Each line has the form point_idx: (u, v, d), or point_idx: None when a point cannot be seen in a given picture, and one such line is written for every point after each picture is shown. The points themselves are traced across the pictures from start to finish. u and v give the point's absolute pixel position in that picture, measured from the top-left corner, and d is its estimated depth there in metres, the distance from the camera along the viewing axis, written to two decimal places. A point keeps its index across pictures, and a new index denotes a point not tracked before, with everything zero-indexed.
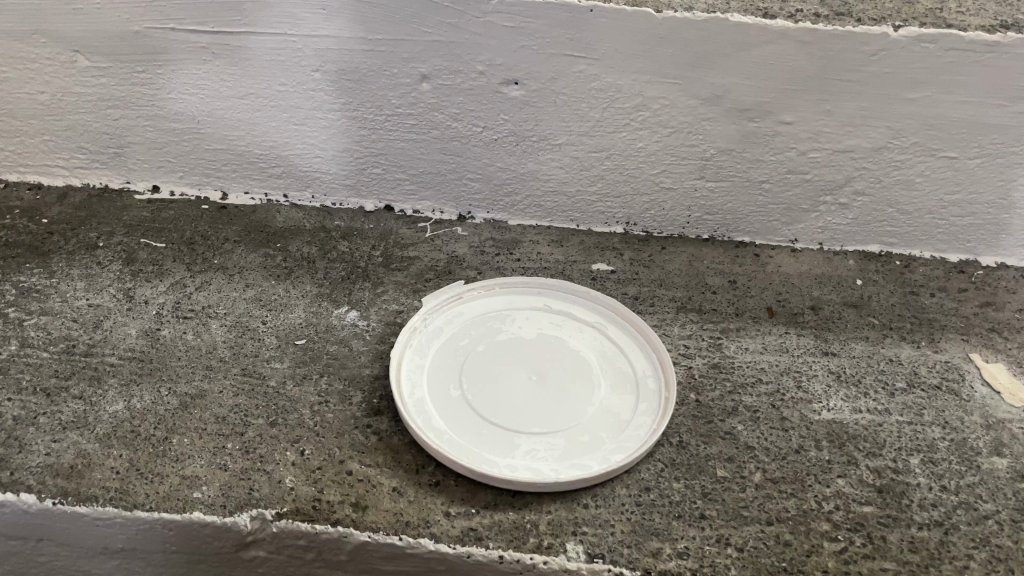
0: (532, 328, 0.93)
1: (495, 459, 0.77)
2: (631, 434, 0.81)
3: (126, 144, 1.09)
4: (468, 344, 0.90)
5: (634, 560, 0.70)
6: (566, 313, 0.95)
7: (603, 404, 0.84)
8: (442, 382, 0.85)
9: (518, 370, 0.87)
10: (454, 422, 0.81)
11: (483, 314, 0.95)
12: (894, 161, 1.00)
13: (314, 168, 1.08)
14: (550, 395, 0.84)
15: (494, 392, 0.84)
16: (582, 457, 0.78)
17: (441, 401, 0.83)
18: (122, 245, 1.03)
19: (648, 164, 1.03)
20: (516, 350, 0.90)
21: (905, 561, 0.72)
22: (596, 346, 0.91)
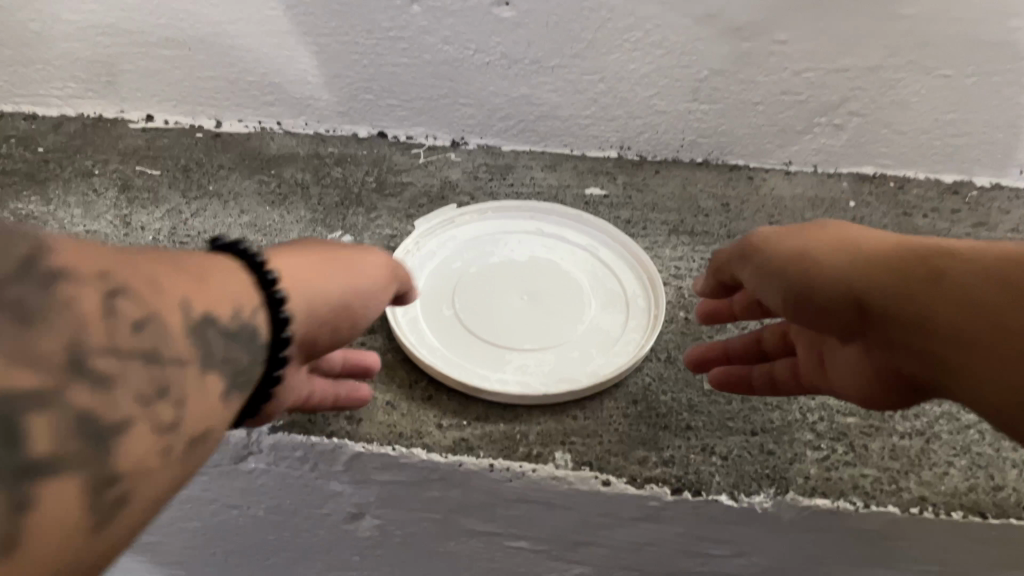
0: (525, 250, 0.94)
1: (485, 373, 0.79)
2: (621, 350, 0.82)
3: (119, 72, 1.09)
4: (462, 265, 0.91)
5: (621, 467, 0.73)
6: (559, 236, 0.96)
7: (594, 324, 0.85)
8: (435, 303, 0.86)
9: (511, 291, 0.88)
10: (446, 340, 0.82)
11: (476, 238, 0.95)
12: (889, 80, 0.99)
13: (307, 96, 1.08)
14: (541, 314, 0.85)
15: (486, 312, 0.85)
16: (571, 371, 0.79)
17: (434, 321, 0.84)
18: (118, 172, 1.04)
19: (641, 86, 1.02)
20: (509, 272, 0.90)
21: (885, 468, 0.73)
22: (588, 268, 0.92)
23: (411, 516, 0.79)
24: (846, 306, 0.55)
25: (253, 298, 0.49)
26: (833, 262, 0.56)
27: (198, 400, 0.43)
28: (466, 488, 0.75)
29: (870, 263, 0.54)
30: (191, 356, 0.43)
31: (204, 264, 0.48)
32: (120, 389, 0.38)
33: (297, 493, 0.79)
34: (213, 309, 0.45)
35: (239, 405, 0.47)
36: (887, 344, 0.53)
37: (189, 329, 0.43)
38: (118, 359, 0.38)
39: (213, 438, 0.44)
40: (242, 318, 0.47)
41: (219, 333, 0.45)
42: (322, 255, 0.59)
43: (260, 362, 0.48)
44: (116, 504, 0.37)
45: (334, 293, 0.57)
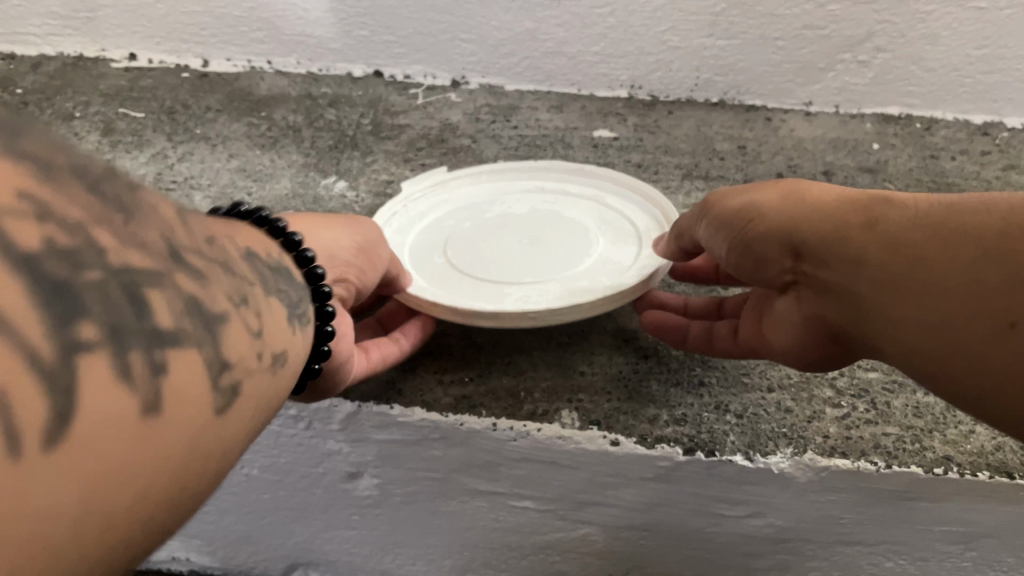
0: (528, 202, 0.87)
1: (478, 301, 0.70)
2: (636, 272, 0.73)
3: (99, 7, 1.03)
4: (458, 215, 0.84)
5: (631, 425, 0.69)
6: (565, 188, 0.89)
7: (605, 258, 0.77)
8: (425, 254, 0.79)
9: (512, 237, 0.81)
10: (439, 283, 0.74)
11: (471, 198, 0.89)
12: (918, 13, 0.93)
13: (299, 33, 1.02)
14: (542, 252, 0.78)
15: (480, 254, 0.78)
16: (580, 294, 0.70)
17: (425, 270, 0.77)
18: (100, 115, 0.98)
19: (654, 19, 0.96)
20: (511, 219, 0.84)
21: (908, 426, 0.70)
22: (598, 216, 0.85)
23: (411, 475, 0.76)
24: (786, 251, 0.54)
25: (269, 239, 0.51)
26: (774, 204, 0.56)
27: (273, 319, 0.40)
28: (467, 448, 0.72)
29: (815, 204, 0.54)
30: (257, 277, 0.41)
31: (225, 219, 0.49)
32: (218, 285, 0.35)
33: (292, 451, 0.76)
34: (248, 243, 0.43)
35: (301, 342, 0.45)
36: (817, 289, 0.52)
37: (244, 255, 0.41)
38: (209, 258, 0.35)
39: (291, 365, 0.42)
40: (275, 257, 0.46)
41: (262, 265, 0.43)
42: (306, 215, 0.64)
43: (302, 298, 0.47)
44: (232, 398, 0.34)
45: (331, 241, 0.62)
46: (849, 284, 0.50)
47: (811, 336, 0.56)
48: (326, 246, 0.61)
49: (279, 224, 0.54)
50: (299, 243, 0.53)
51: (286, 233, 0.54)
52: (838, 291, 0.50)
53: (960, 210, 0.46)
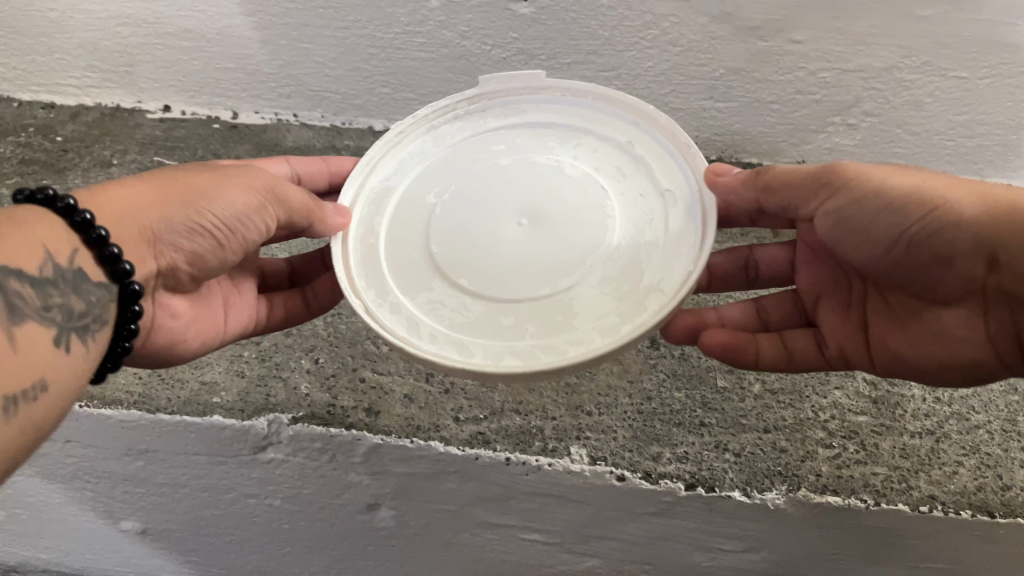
0: (518, 152, 0.75)
1: (462, 302, 0.67)
2: (557, 344, 0.63)
3: (137, 62, 1.09)
4: (496, 138, 0.77)
5: (635, 462, 0.74)
6: (561, 130, 0.76)
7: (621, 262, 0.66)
8: (428, 183, 0.75)
9: (494, 213, 0.71)
10: (401, 235, 0.72)
11: (538, 130, 0.77)
12: (903, 81, 0.99)
13: (324, 88, 1.09)
14: (535, 244, 0.68)
15: (460, 231, 0.71)
16: (474, 341, 0.65)
17: (412, 205, 0.74)
18: (136, 162, 1.08)
19: (658, 83, 1.03)
20: (499, 184, 0.73)
21: (895, 467, 0.74)
22: (608, 166, 0.73)
23: (425, 507, 0.81)
24: (981, 258, 0.62)
25: (61, 239, 0.61)
26: (959, 212, 0.62)
27: (42, 335, 0.56)
28: (480, 481, 0.77)
29: (1005, 214, 0.61)
30: (27, 302, 0.56)
31: (5, 217, 0.59)
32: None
33: (313, 483, 0.81)
34: (18, 266, 0.57)
35: (95, 344, 0.61)
36: (1010, 296, 0.63)
37: (10, 286, 0.55)
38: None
39: (79, 365, 0.59)
40: (56, 266, 0.59)
41: (31, 283, 0.57)
42: (156, 188, 0.68)
43: (79, 306, 0.60)
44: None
45: (162, 222, 0.67)
46: None
47: (987, 345, 0.67)
48: (144, 233, 0.66)
49: (83, 217, 0.62)
50: (101, 239, 0.62)
51: (89, 226, 0.62)
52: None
53: None
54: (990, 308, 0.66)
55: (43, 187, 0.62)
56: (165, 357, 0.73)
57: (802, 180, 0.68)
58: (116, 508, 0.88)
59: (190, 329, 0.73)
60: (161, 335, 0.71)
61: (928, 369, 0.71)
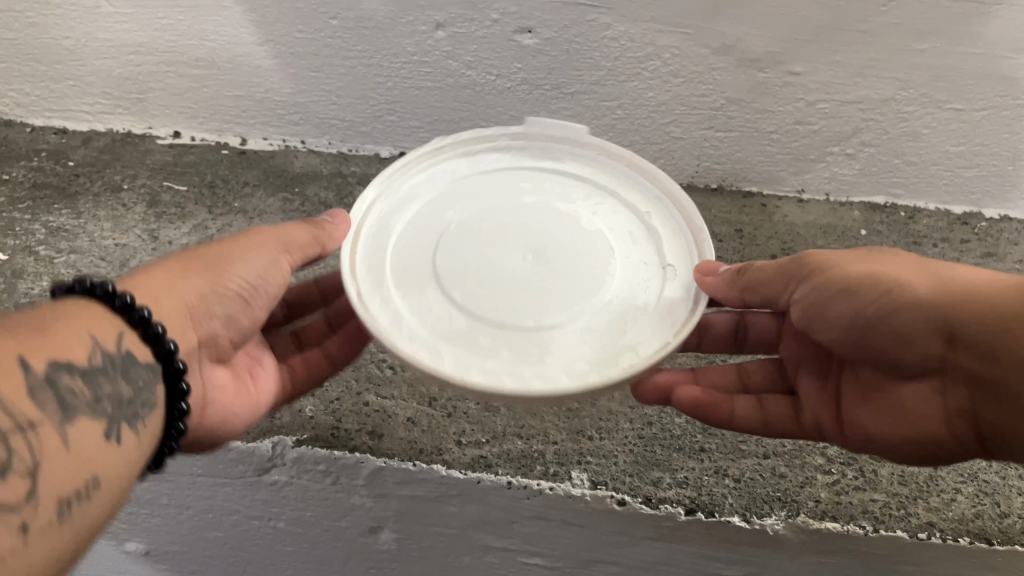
0: (543, 193, 0.77)
1: (444, 317, 0.67)
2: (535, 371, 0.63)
3: (149, 89, 1.12)
4: (526, 176, 0.79)
5: (636, 487, 0.74)
6: (590, 185, 0.78)
7: (615, 314, 0.68)
8: (449, 200, 0.76)
9: (505, 243, 0.72)
10: (408, 239, 0.73)
11: (572, 177, 0.79)
12: (901, 113, 1.01)
13: (332, 116, 1.11)
14: (539, 276, 0.69)
15: (468, 250, 0.71)
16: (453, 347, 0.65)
17: (429, 217, 0.75)
18: (146, 187, 1.07)
19: (659, 113, 1.05)
20: (516, 220, 0.74)
21: (894, 493, 0.75)
22: (621, 230, 0.75)
23: (427, 531, 0.81)
24: (939, 336, 0.62)
25: (105, 323, 0.57)
26: (914, 292, 0.62)
27: (95, 431, 0.53)
28: (482, 504, 0.77)
29: (959, 295, 0.61)
30: (78, 395, 0.52)
31: (52, 310, 0.56)
32: (12, 440, 0.47)
33: (316, 505, 0.81)
34: (69, 358, 0.53)
35: (145, 429, 0.58)
36: (970, 378, 0.62)
37: (62, 379, 0.52)
38: (9, 420, 0.47)
39: (131, 456, 0.55)
40: (106, 352, 0.56)
41: (82, 374, 0.53)
42: (175, 265, 0.67)
43: (127, 394, 0.57)
44: (54, 518, 0.48)
45: (197, 296, 0.66)
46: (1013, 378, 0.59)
47: (947, 428, 0.66)
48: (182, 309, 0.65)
49: (123, 299, 0.59)
50: (145, 319, 0.59)
51: (131, 309, 0.59)
52: (995, 382, 0.60)
53: None
54: (950, 388, 0.65)
55: (81, 277, 0.59)
56: (219, 439, 0.71)
57: (770, 276, 0.70)
58: (119, 529, 0.89)
59: (238, 403, 0.72)
60: (218, 411, 0.69)
61: (902, 451, 0.70)
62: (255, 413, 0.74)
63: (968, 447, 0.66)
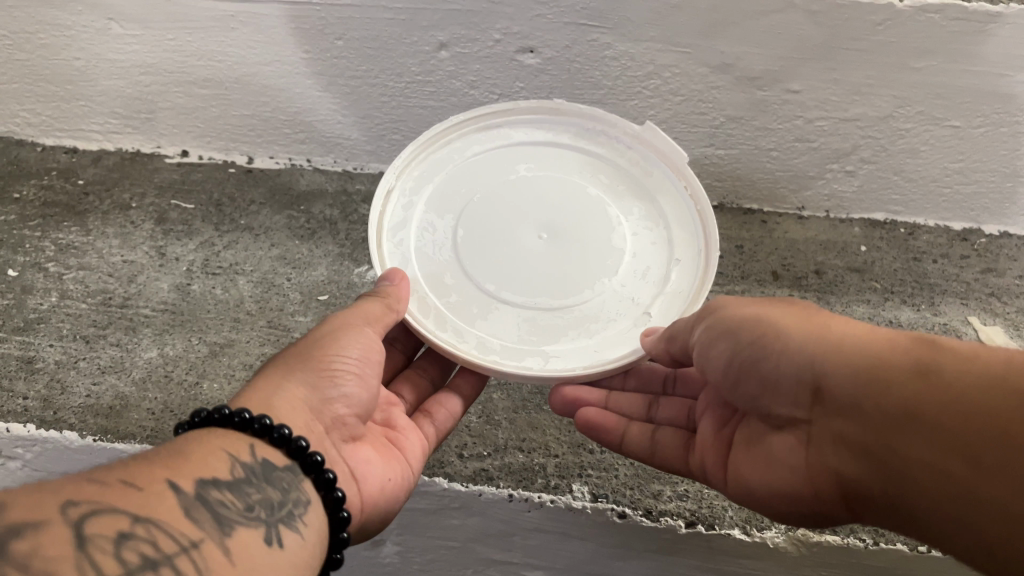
0: (609, 193, 0.81)
1: (428, 261, 0.76)
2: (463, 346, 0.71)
3: (158, 109, 1.14)
4: (601, 180, 0.82)
5: (636, 500, 0.75)
6: (658, 208, 0.81)
7: (575, 322, 0.74)
8: (521, 161, 0.83)
9: (530, 220, 0.78)
10: (454, 188, 0.80)
11: (640, 200, 0.81)
12: (899, 129, 1.02)
13: (337, 134, 1.13)
14: (534, 263, 0.76)
15: (495, 221, 0.78)
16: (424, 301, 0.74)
17: (498, 173, 0.82)
18: (154, 205, 1.09)
19: (659, 131, 1.07)
20: (561, 215, 0.79)
21: None
22: (642, 258, 0.78)
23: (429, 543, 0.82)
24: (809, 390, 0.58)
25: (236, 441, 0.57)
26: (789, 341, 0.59)
27: (254, 538, 0.51)
28: (485, 517, 0.78)
29: (836, 346, 0.56)
30: (230, 507, 0.51)
31: (184, 440, 0.55)
32: (177, 561, 0.46)
33: None
34: (211, 475, 0.52)
35: (307, 529, 0.56)
36: (839, 440, 0.56)
37: (212, 495, 0.51)
38: (170, 541, 0.46)
39: (297, 558, 0.53)
40: (244, 464, 0.55)
41: (228, 490, 0.52)
42: (279, 373, 0.64)
43: (277, 497, 0.55)
44: None
45: (308, 392, 0.63)
46: (885, 441, 0.53)
47: (808, 486, 0.60)
48: (301, 411, 0.62)
49: (241, 415, 0.58)
50: (268, 425, 0.58)
51: (251, 421, 0.58)
52: (882, 447, 0.53)
53: (947, 373, 0.51)
54: (813, 440, 0.59)
55: (197, 410, 0.58)
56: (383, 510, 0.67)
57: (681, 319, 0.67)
58: None
59: (390, 472, 0.68)
60: (373, 484, 0.65)
61: (764, 507, 0.64)
62: (401, 481, 0.69)
63: (821, 509, 0.60)
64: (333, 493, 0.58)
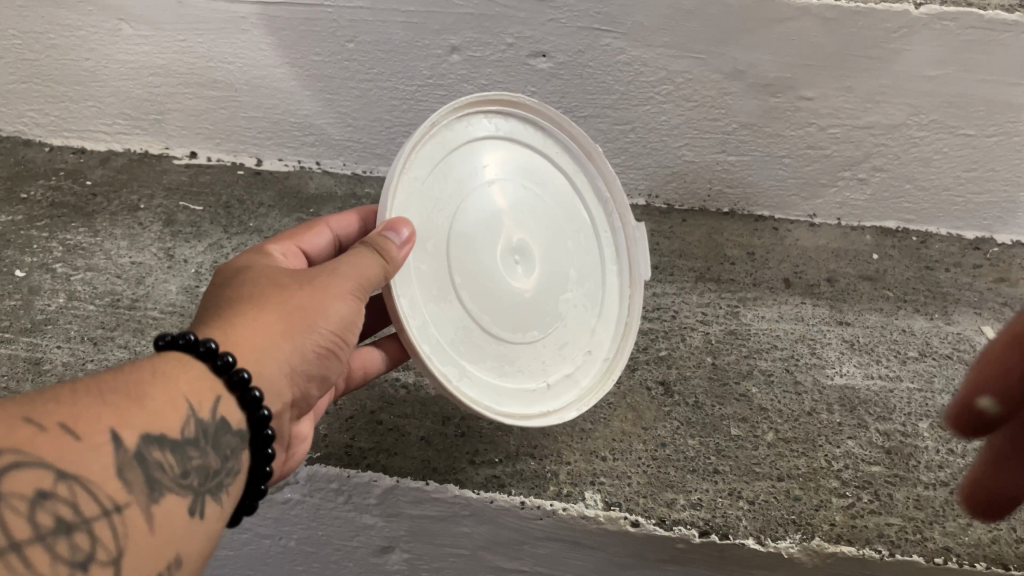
0: (578, 254, 0.82)
1: (429, 213, 0.68)
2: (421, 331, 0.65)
3: (167, 110, 1.13)
4: (573, 238, 0.82)
5: (650, 508, 0.74)
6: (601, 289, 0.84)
7: (494, 358, 0.72)
8: (531, 169, 0.80)
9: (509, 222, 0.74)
10: (479, 154, 0.74)
11: (591, 280, 0.83)
12: (913, 138, 1.01)
13: (346, 138, 1.12)
14: (498, 276, 0.72)
15: (489, 208, 0.73)
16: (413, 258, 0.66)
17: (515, 167, 0.78)
18: (162, 207, 1.08)
19: (671, 137, 1.06)
20: (532, 236, 0.76)
21: (910, 517, 0.74)
22: (563, 335, 0.79)
23: (438, 551, 0.82)
24: None
25: (202, 389, 0.53)
26: None
27: (181, 509, 0.49)
28: (495, 525, 0.77)
29: None
30: (166, 471, 0.48)
31: (147, 370, 0.51)
32: (94, 526, 0.43)
33: (328, 524, 0.81)
34: (162, 429, 0.49)
35: (227, 499, 0.54)
36: None
37: (152, 455, 0.48)
38: (93, 505, 0.43)
39: (211, 530, 0.52)
40: (198, 421, 0.52)
41: (173, 450, 0.49)
42: (264, 320, 0.59)
43: (214, 463, 0.53)
44: None
45: (293, 354, 0.60)
46: None
47: None
48: (283, 370, 0.60)
49: (225, 359, 0.55)
50: (245, 381, 0.55)
51: (230, 368, 0.55)
52: None
53: None
54: None
55: (185, 331, 0.54)
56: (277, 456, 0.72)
57: None
58: None
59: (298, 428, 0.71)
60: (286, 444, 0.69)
61: None
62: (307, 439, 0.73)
63: None
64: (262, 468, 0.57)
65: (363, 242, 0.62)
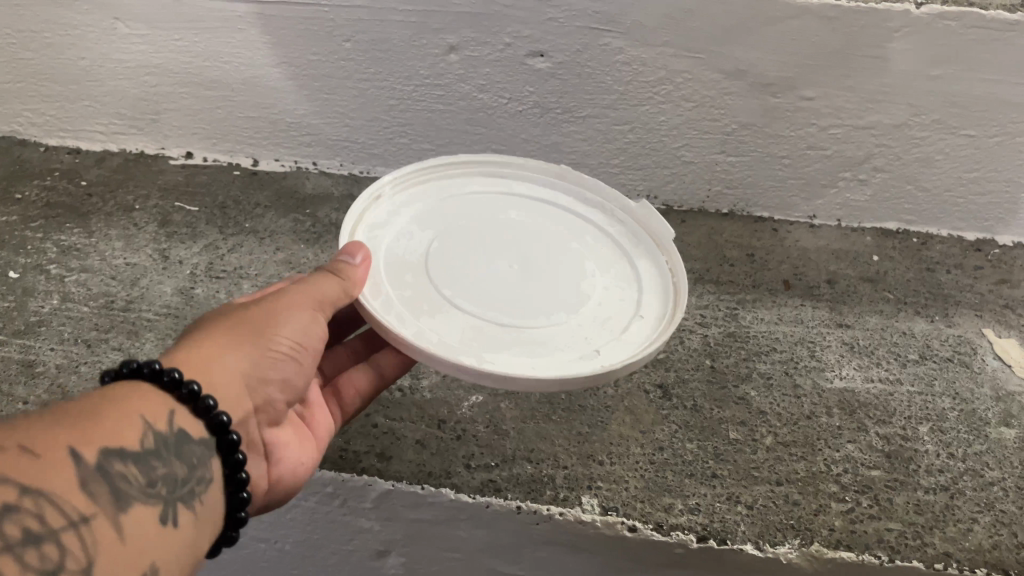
0: (589, 253, 0.79)
1: (397, 260, 0.73)
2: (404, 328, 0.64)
3: (163, 110, 1.13)
4: (583, 243, 0.80)
5: (647, 513, 0.73)
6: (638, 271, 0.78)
7: (519, 340, 0.67)
8: (510, 207, 0.82)
9: (500, 254, 0.75)
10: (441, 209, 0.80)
11: (617, 268, 0.79)
12: (913, 138, 1.01)
13: (343, 138, 1.12)
14: (497, 284, 0.72)
15: (466, 244, 0.76)
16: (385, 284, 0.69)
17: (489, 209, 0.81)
18: (158, 208, 1.07)
19: (670, 137, 1.05)
20: (532, 253, 0.76)
21: (910, 522, 0.74)
22: (602, 312, 0.72)
23: (434, 555, 0.81)
24: None
25: (156, 405, 0.53)
26: None
27: (151, 518, 0.48)
28: (492, 529, 0.76)
29: None
30: (131, 481, 0.48)
31: (98, 395, 0.51)
32: (63, 538, 0.42)
33: (323, 529, 0.81)
34: (121, 442, 0.48)
35: (201, 507, 0.53)
36: None
37: (115, 468, 0.47)
38: (60, 517, 0.43)
39: (187, 538, 0.51)
40: (157, 434, 0.51)
41: (136, 462, 0.49)
42: (218, 338, 0.60)
43: (180, 473, 0.52)
44: None
45: (249, 367, 0.60)
46: None
47: None
48: (238, 384, 0.59)
49: (170, 374, 0.54)
50: (196, 393, 0.54)
51: (180, 384, 0.54)
52: None
53: None
54: None
55: (126, 360, 0.54)
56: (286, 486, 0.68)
57: None
58: None
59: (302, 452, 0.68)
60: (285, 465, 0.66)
61: None
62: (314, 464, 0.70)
63: None
64: (237, 475, 0.56)
65: (324, 268, 0.65)
